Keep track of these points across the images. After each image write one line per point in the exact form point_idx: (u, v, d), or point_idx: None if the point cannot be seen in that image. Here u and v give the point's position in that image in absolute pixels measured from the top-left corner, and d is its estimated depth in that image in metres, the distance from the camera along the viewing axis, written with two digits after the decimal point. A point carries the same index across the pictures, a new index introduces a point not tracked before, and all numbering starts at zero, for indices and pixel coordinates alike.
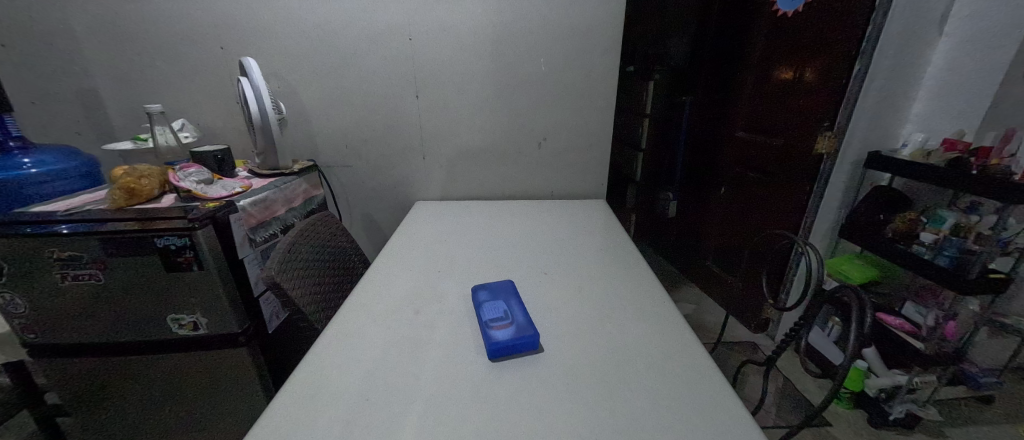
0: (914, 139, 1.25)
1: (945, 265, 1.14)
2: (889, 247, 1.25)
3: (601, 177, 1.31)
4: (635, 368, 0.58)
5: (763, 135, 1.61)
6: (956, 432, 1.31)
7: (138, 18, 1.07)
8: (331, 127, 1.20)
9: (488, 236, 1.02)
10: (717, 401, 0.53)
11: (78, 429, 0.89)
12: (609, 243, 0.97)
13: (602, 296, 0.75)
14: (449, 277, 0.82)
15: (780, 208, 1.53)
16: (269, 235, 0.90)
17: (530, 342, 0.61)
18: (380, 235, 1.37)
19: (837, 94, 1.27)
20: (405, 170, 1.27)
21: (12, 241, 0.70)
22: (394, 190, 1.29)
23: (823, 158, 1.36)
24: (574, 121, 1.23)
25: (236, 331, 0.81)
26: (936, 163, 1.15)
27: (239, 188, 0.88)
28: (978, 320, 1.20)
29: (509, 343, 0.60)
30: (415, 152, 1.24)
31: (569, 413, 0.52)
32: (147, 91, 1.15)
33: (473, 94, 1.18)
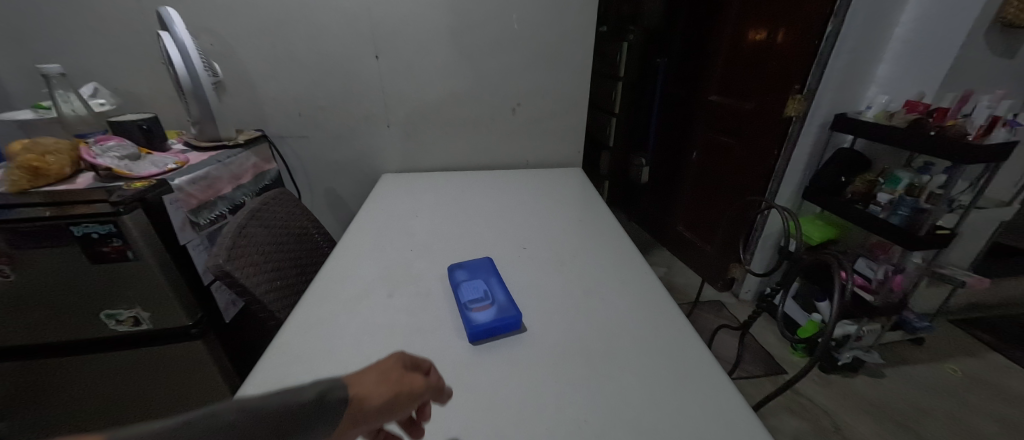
0: (878, 101, 1.27)
1: (898, 223, 1.21)
2: (849, 208, 1.31)
3: (579, 144, 1.28)
4: (623, 344, 0.57)
5: (736, 98, 1.60)
6: (893, 371, 1.46)
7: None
8: (280, 93, 1.07)
9: (463, 211, 0.96)
10: (701, 369, 0.53)
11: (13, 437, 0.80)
12: (588, 214, 0.95)
13: (585, 270, 0.73)
14: (423, 256, 0.77)
15: (749, 171, 1.56)
16: (215, 216, 0.81)
17: (514, 324, 0.58)
18: (347, 212, 1.29)
19: (809, 55, 1.26)
20: (369, 140, 1.17)
21: None
22: (359, 163, 1.20)
23: (791, 121, 1.38)
24: (549, 85, 1.16)
25: (187, 324, 0.73)
26: (898, 124, 1.18)
27: (173, 164, 0.76)
28: (922, 273, 1.29)
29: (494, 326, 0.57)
30: (378, 119, 1.14)
31: (559, 393, 0.50)
32: (46, 49, 0.97)
33: (439, 55, 1.07)
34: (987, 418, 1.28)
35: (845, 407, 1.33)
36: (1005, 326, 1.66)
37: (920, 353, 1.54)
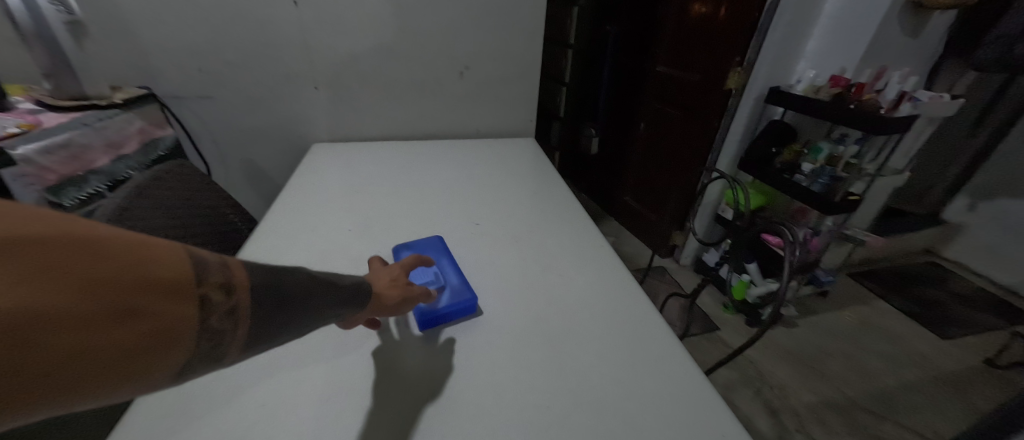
0: (807, 75, 1.34)
1: (818, 190, 1.32)
2: (779, 177, 1.41)
3: (531, 112, 1.22)
4: (582, 321, 0.54)
5: (681, 70, 1.62)
6: (804, 321, 1.65)
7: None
8: (170, 42, 0.87)
9: (407, 184, 0.87)
10: (659, 342, 0.52)
11: None
12: (542, 186, 0.91)
13: (541, 245, 0.69)
14: (363, 236, 0.69)
15: (692, 143, 1.61)
16: (87, 196, 0.63)
17: (469, 308, 0.54)
18: (272, 186, 1.13)
19: (750, 28, 1.29)
20: (293, 104, 1.01)
21: None
22: (282, 129, 1.04)
23: (731, 94, 1.42)
24: (498, 47, 1.07)
25: None
26: (823, 98, 1.26)
27: (16, 128, 0.57)
28: (832, 234, 1.45)
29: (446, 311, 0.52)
30: (302, 80, 0.98)
31: (518, 379, 0.46)
32: None
33: (373, 5, 0.93)
34: (874, 355, 1.50)
35: (766, 355, 1.48)
36: (888, 276, 1.95)
37: (825, 304, 1.76)
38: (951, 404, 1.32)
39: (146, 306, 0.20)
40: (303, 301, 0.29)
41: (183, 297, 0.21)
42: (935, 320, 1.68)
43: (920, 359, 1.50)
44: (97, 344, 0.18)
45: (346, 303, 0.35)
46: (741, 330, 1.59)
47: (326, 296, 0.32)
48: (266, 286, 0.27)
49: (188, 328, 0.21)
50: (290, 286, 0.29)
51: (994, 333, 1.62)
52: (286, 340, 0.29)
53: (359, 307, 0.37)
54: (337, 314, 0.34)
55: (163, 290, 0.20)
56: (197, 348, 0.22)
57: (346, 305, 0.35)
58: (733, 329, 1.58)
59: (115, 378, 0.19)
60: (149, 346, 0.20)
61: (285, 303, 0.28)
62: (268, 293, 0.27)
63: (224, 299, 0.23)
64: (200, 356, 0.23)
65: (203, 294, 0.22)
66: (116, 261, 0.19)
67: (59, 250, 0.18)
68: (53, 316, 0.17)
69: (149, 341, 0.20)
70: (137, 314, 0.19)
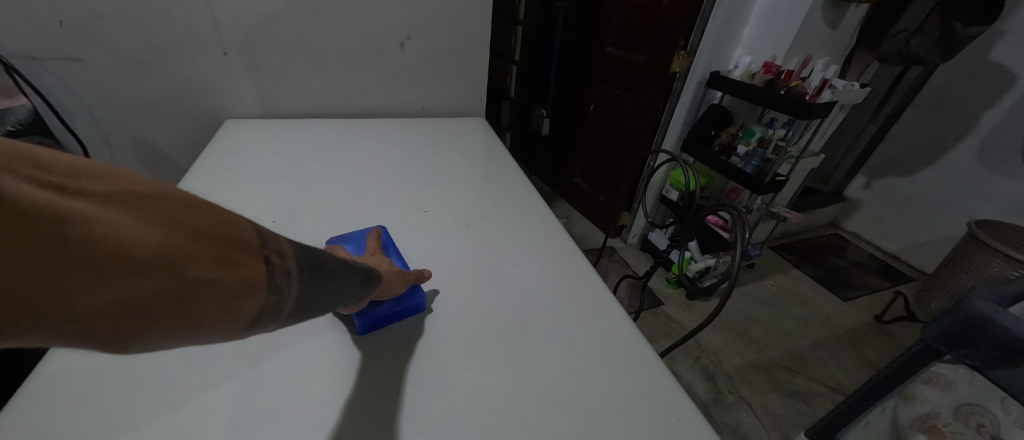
0: (744, 61, 1.41)
1: (750, 171, 1.41)
2: (717, 159, 1.49)
3: (480, 89, 1.15)
4: (538, 312, 0.52)
5: (629, 51, 1.63)
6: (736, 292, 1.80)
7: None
8: None
9: (342, 168, 0.78)
10: (616, 331, 0.51)
11: None
12: (493, 168, 0.86)
13: (494, 232, 0.65)
14: (290, 227, 0.60)
15: (638, 124, 1.65)
16: None
17: (416, 309, 0.49)
18: (176, 169, 0.97)
19: (693, 11, 1.32)
20: (196, 72, 0.85)
21: None
22: (185, 101, 0.88)
23: (676, 77, 1.46)
24: (443, 16, 0.99)
25: None
26: (758, 83, 1.33)
27: None
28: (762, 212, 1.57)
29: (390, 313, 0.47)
30: (207, 43, 0.83)
31: (471, 381, 0.43)
32: None
33: None
34: (792, 319, 1.68)
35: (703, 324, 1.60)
36: (803, 247, 2.18)
37: (752, 275, 1.93)
38: (850, 357, 1.53)
39: (229, 254, 0.22)
40: (333, 275, 0.32)
41: (255, 254, 0.24)
42: (839, 285, 1.91)
43: (827, 319, 1.70)
44: (198, 286, 0.21)
45: (362, 286, 0.37)
46: (681, 303, 1.70)
47: (348, 276, 0.34)
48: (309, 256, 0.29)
49: (260, 280, 0.24)
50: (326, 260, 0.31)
51: (883, 293, 1.88)
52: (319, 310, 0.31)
53: (369, 293, 0.40)
54: (356, 295, 0.36)
55: (241, 247, 0.23)
56: (265, 302, 0.25)
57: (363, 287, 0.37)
58: (674, 303, 1.69)
59: (210, 314, 0.22)
60: (233, 287, 0.22)
61: (322, 273, 0.30)
62: (311, 262, 0.29)
63: (283, 261, 0.26)
64: (266, 309, 0.25)
65: (267, 255, 0.25)
66: (208, 221, 0.22)
67: (169, 201, 0.21)
68: (177, 253, 0.20)
69: (232, 290, 0.22)
70: (223, 264, 0.22)
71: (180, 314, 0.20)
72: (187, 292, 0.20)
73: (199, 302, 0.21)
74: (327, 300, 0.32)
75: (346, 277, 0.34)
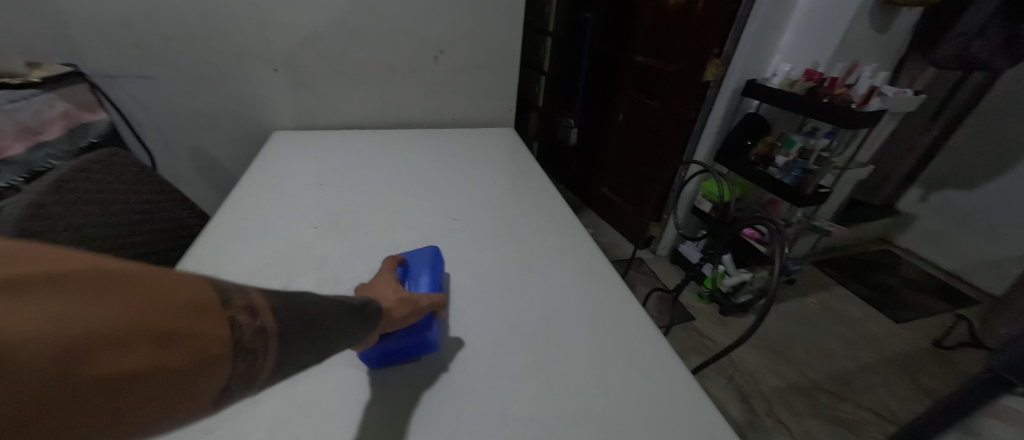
0: (782, 69, 1.36)
1: (790, 183, 1.35)
2: (753, 169, 1.43)
3: (509, 101, 1.17)
4: (565, 322, 0.52)
5: (660, 60, 1.61)
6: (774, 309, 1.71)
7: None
8: (99, 14, 0.76)
9: (378, 176, 0.82)
10: (645, 344, 0.50)
11: None
12: (522, 178, 0.87)
13: (522, 241, 0.66)
14: (330, 232, 0.64)
15: (669, 134, 1.62)
16: None
17: (426, 345, 0.44)
18: (227, 177, 1.04)
19: (727, 18, 1.29)
20: (248, 86, 0.92)
21: None
22: (237, 114, 0.95)
23: (709, 85, 1.43)
24: (476, 30, 1.02)
25: None
26: (797, 91, 1.28)
27: None
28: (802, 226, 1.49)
29: (395, 350, 0.43)
30: (259, 60, 0.90)
31: (498, 388, 0.43)
32: None
33: None
34: (836, 339, 1.57)
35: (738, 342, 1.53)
36: (849, 264, 2.04)
37: (792, 292, 1.82)
38: (903, 383, 1.41)
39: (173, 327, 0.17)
40: (323, 316, 0.27)
41: (207, 321, 0.19)
42: (890, 306, 1.78)
43: (876, 342, 1.58)
44: (137, 375, 0.16)
45: (359, 321, 0.32)
46: (714, 319, 1.63)
47: (342, 319, 0.29)
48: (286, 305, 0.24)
49: (221, 350, 0.19)
50: (310, 306, 0.26)
51: (942, 316, 1.73)
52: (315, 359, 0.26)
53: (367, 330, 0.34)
54: (353, 334, 0.31)
55: (191, 313, 0.18)
56: (233, 374, 0.20)
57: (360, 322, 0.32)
58: (706, 319, 1.62)
59: (157, 403, 0.17)
60: (185, 367, 0.17)
61: (308, 319, 0.25)
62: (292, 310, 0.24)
63: (252, 318, 0.21)
64: (237, 382, 0.20)
65: (230, 316, 0.20)
66: (140, 291, 0.17)
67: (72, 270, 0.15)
68: (92, 340, 0.15)
69: (185, 369, 0.17)
70: (164, 341, 0.17)
71: (115, 411, 0.16)
72: (115, 387, 0.15)
73: (137, 395, 0.16)
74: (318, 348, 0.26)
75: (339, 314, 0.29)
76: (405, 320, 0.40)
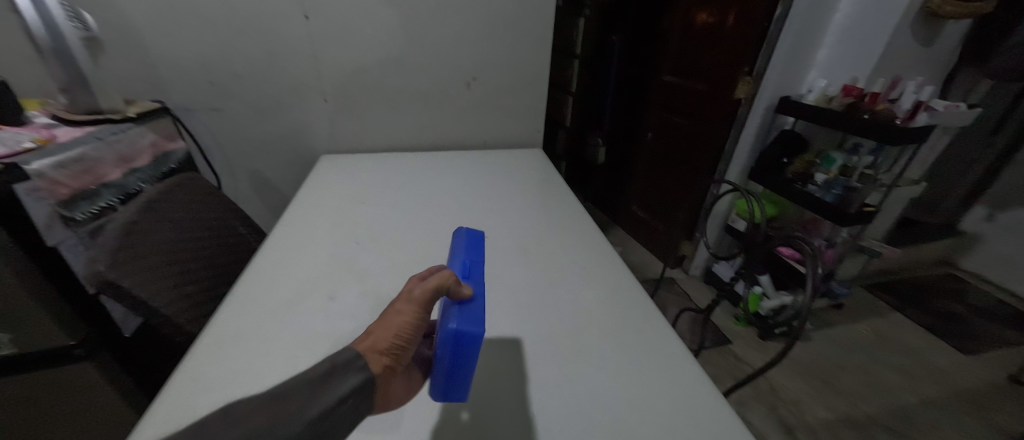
0: (818, 85, 1.33)
1: (831, 200, 1.29)
2: (790, 187, 1.39)
3: (537, 123, 1.21)
4: (592, 339, 0.53)
5: (689, 79, 1.62)
6: (820, 335, 1.61)
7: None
8: (181, 57, 0.88)
9: (414, 196, 0.87)
10: (673, 363, 0.50)
11: None
12: (550, 197, 0.90)
13: (551, 258, 0.68)
14: (371, 247, 0.69)
15: (700, 152, 1.60)
16: (98, 209, 0.62)
17: (462, 336, 0.35)
18: (279, 197, 1.13)
19: (758, 37, 1.29)
20: (300, 115, 1.02)
21: None
22: (290, 140, 1.05)
23: (740, 103, 1.41)
24: (507, 58, 1.08)
25: (67, 344, 0.57)
26: (835, 108, 1.24)
27: (31, 143, 0.58)
28: (848, 246, 1.41)
29: (448, 368, 0.37)
30: (312, 91, 0.99)
31: (528, 400, 0.45)
32: None
33: (381, 17, 0.94)
34: (892, 370, 1.46)
35: (780, 369, 1.44)
36: (904, 288, 1.90)
37: (840, 317, 1.71)
38: (974, 422, 1.28)
39: None
40: (278, 410, 0.30)
41: None
42: (955, 334, 1.63)
43: (940, 374, 1.45)
44: None
45: (347, 384, 0.33)
46: (753, 343, 1.56)
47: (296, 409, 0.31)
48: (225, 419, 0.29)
49: None
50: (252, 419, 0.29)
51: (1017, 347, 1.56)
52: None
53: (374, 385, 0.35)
54: (345, 401, 0.33)
55: None
56: None
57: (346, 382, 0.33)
58: (745, 343, 1.55)
59: None
60: None
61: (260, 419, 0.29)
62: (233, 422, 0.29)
63: None
64: None
65: None
66: None
67: None
68: None
69: None
70: None
71: None
72: None
73: None
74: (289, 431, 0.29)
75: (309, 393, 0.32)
76: (404, 338, 0.37)
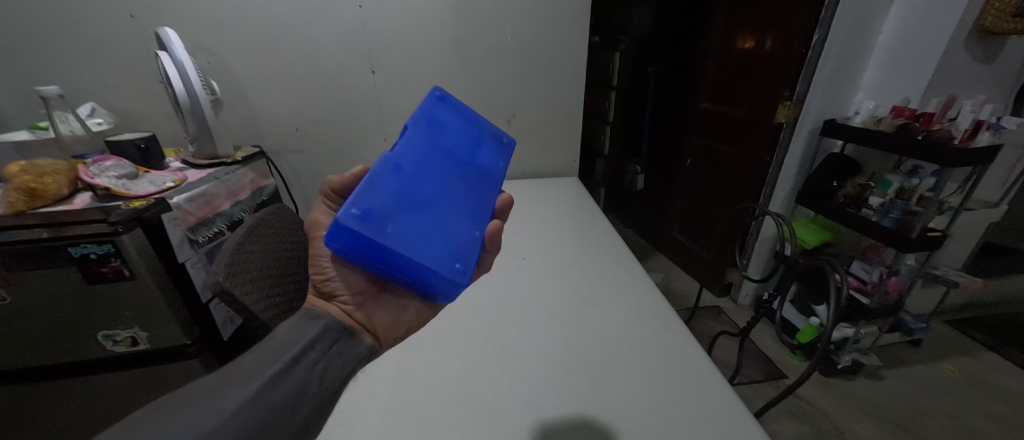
0: (865, 106, 1.30)
1: (890, 225, 1.22)
2: (842, 211, 1.33)
3: (573, 153, 1.29)
4: (620, 352, 0.57)
5: (727, 105, 1.63)
6: (891, 373, 1.46)
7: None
8: (275, 108, 1.06)
9: None
10: (701, 376, 0.53)
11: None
12: (585, 222, 0.95)
13: (583, 278, 0.73)
14: None
15: (743, 177, 1.58)
16: (213, 233, 0.78)
17: (335, 234, 0.39)
18: None
19: (797, 62, 1.29)
20: (365, 152, 1.17)
21: None
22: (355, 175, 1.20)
23: (783, 127, 1.40)
24: (544, 95, 1.18)
25: (186, 343, 0.71)
26: (885, 129, 1.20)
27: (171, 182, 0.75)
28: (916, 274, 1.30)
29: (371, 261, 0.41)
30: (375, 132, 1.15)
31: (559, 404, 0.50)
32: (42, 71, 0.92)
33: (435, 67, 1.09)
34: (982, 415, 1.29)
35: (844, 409, 1.33)
36: (995, 323, 1.68)
37: (916, 354, 1.54)
38: None
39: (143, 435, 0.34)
40: (244, 374, 0.39)
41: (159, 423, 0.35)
42: None
43: None
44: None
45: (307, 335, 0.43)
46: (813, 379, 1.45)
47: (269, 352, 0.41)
48: (201, 391, 0.37)
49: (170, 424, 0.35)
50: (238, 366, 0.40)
51: None
52: (285, 389, 0.39)
53: (327, 344, 0.44)
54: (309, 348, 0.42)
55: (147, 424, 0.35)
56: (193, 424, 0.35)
57: (293, 347, 0.42)
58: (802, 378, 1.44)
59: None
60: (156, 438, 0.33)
61: (229, 382, 0.38)
62: (211, 390, 0.37)
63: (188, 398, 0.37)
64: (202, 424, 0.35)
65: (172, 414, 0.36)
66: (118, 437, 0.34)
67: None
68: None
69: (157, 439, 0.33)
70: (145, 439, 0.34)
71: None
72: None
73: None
74: (257, 387, 0.38)
75: (268, 360, 0.40)
76: (328, 281, 0.48)
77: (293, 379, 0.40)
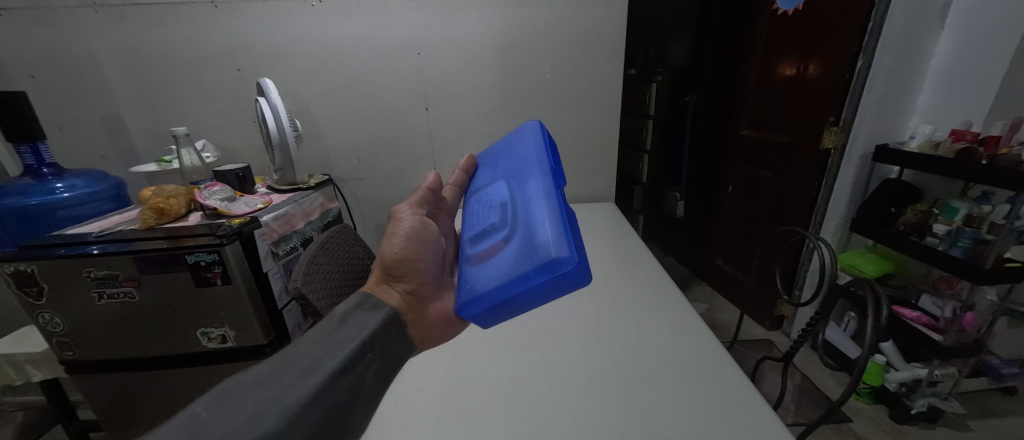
0: (921, 130, 1.25)
1: (960, 256, 1.13)
2: (903, 241, 1.25)
3: (610, 179, 1.34)
4: (655, 366, 0.59)
5: (770, 131, 1.61)
6: (982, 424, 1.27)
7: (150, 36, 1.06)
8: (343, 141, 1.21)
9: None
10: (736, 394, 0.54)
11: (114, 425, 0.86)
12: (622, 245, 0.99)
13: (618, 297, 0.76)
14: None
15: (790, 204, 1.54)
16: (290, 248, 0.91)
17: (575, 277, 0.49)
18: None
19: (841, 88, 1.28)
20: (416, 180, 1.29)
21: (61, 263, 0.71)
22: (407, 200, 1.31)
23: (830, 154, 1.37)
24: (581, 125, 1.25)
25: (263, 343, 0.82)
26: (944, 154, 1.15)
27: (261, 204, 0.89)
28: (998, 312, 1.15)
29: (533, 287, 0.50)
30: (426, 162, 1.27)
31: (594, 412, 0.53)
32: (169, 115, 1.13)
33: (481, 103, 1.20)
34: None
35: None
36: None
37: (1013, 403, 1.34)
38: None
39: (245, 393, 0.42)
40: (312, 357, 0.46)
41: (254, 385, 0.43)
42: None
43: None
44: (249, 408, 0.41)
45: (367, 326, 0.50)
46: (884, 425, 1.30)
47: (333, 334, 0.48)
48: (269, 378, 0.44)
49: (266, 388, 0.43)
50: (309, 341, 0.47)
51: None
52: (350, 373, 0.46)
53: (381, 339, 0.51)
54: (369, 340, 0.49)
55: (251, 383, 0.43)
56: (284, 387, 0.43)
57: (349, 344, 0.48)
58: (869, 423, 1.31)
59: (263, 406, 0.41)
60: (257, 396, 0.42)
61: (293, 372, 0.44)
62: (278, 378, 0.44)
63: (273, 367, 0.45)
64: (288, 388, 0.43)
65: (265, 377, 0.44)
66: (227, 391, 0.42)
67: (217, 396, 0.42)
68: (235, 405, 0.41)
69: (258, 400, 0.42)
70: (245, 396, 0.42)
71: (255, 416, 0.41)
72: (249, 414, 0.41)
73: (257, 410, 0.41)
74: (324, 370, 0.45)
75: (324, 353, 0.46)
76: (393, 271, 0.57)
77: (352, 369, 0.47)
